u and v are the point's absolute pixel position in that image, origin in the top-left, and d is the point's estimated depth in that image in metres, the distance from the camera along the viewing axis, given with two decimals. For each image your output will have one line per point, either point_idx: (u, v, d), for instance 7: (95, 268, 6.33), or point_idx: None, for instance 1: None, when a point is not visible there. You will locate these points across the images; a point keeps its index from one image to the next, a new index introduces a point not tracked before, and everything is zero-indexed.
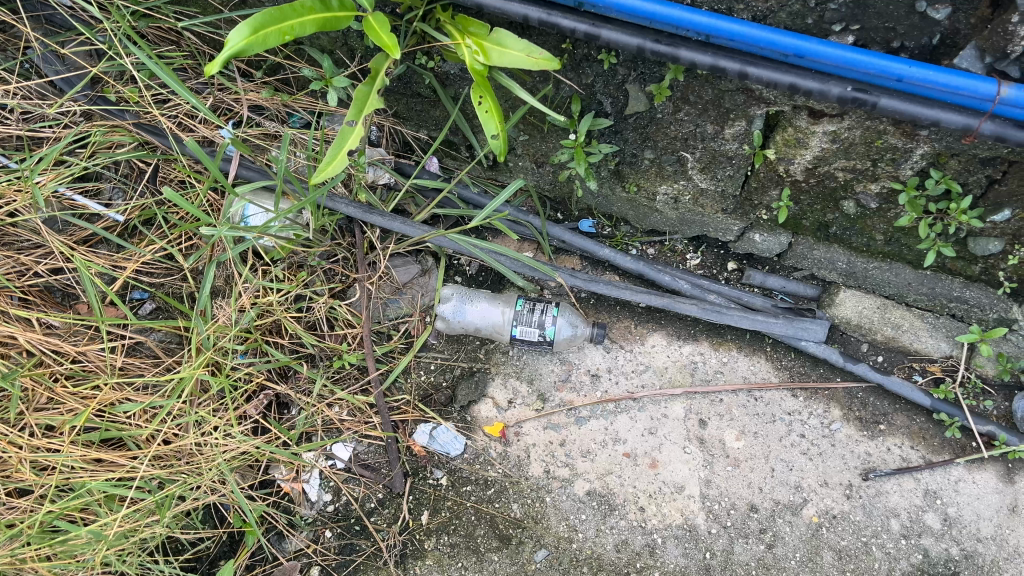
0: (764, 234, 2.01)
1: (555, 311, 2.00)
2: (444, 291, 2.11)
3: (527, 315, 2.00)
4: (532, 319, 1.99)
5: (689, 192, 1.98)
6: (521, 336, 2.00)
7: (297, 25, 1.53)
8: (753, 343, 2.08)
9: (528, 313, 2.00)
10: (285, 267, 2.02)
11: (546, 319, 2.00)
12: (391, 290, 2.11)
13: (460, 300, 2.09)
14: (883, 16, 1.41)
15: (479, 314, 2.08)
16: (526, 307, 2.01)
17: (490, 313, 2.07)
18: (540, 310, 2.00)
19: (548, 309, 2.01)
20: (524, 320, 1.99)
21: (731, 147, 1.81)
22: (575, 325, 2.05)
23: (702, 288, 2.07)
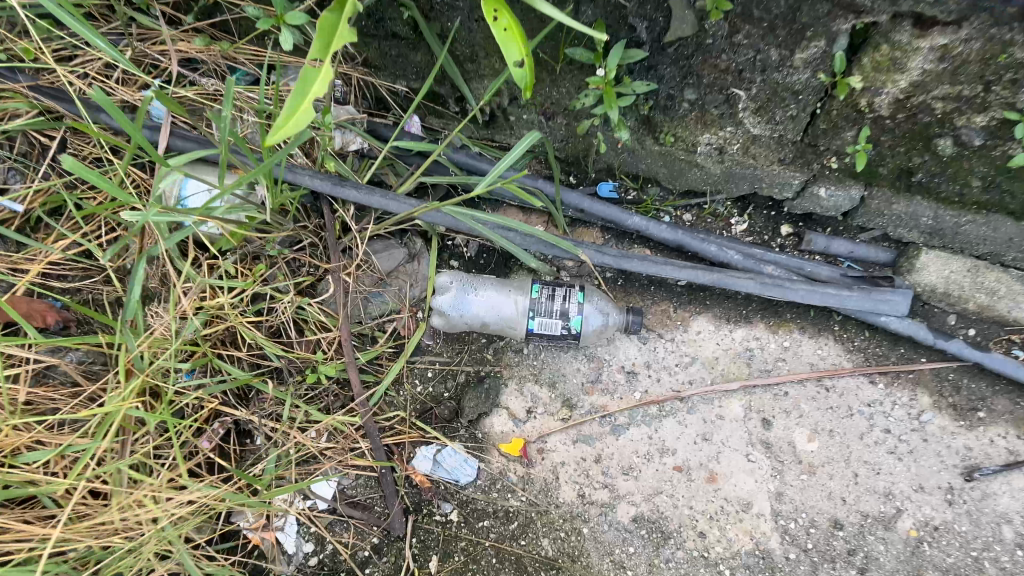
0: (831, 187, 1.64)
1: (581, 295, 1.61)
2: (440, 280, 1.69)
3: (548, 300, 1.59)
4: (554, 304, 1.59)
5: (739, 140, 1.61)
6: (540, 328, 1.60)
7: None
8: (818, 323, 1.70)
9: (549, 297, 1.60)
10: (237, 261, 1.60)
11: (572, 305, 1.60)
12: (372, 283, 1.69)
13: (463, 289, 1.67)
14: None
15: (487, 307, 1.66)
16: (546, 290, 1.60)
17: (502, 304, 1.66)
18: (562, 293, 1.61)
19: (572, 291, 1.61)
20: (543, 306, 1.59)
21: (800, 77, 1.44)
22: (598, 312, 1.65)
23: (756, 258, 1.69)
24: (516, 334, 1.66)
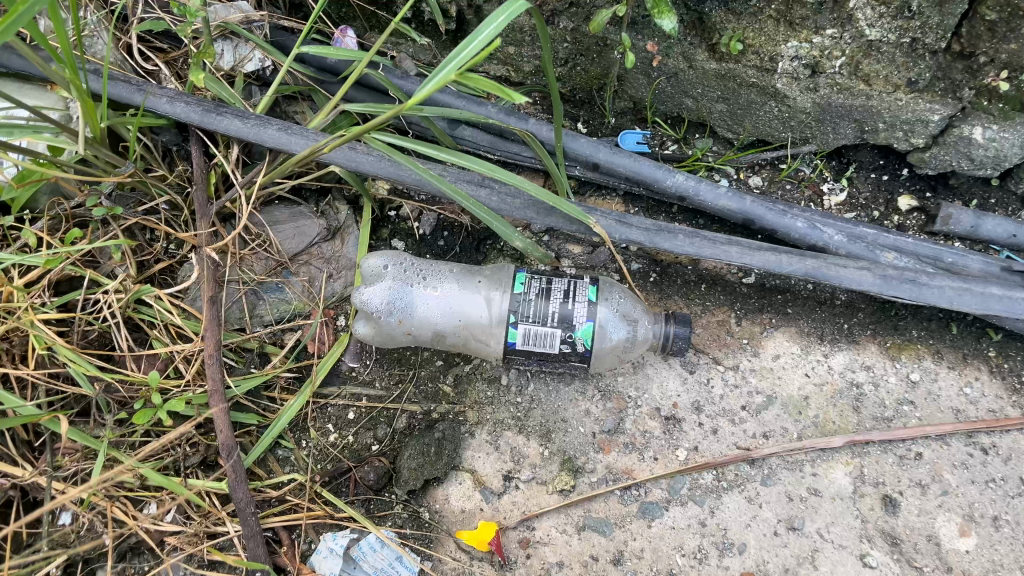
0: (992, 127, 1.03)
1: (596, 290, 1.00)
2: (369, 267, 1.08)
3: (541, 300, 0.98)
4: (550, 306, 0.98)
5: (845, 51, 1.01)
6: (530, 346, 0.99)
7: None
8: (962, 347, 1.09)
9: (540, 295, 0.99)
10: (45, 225, 1.00)
11: (582, 309, 0.98)
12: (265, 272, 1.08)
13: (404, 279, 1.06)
14: None
15: (441, 308, 1.04)
16: (535, 283, 0.99)
17: (467, 302, 1.03)
18: (563, 287, 0.99)
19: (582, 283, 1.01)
20: (531, 310, 0.98)
21: None
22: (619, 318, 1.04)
23: (869, 242, 1.08)
24: (487, 351, 1.03)
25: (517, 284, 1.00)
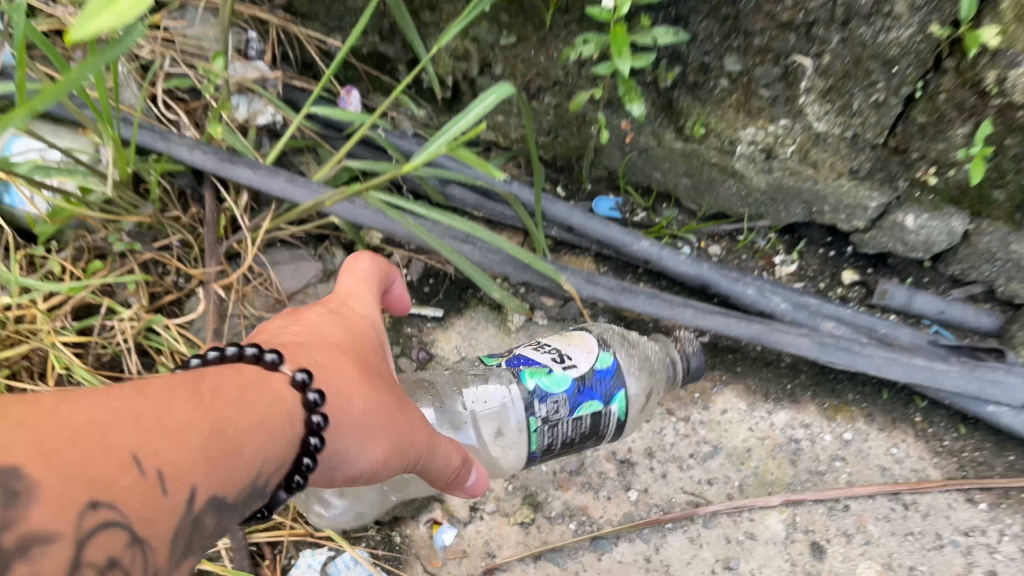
0: (923, 215, 1.15)
1: (617, 397, 0.97)
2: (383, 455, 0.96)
3: (566, 439, 0.96)
4: (574, 440, 0.97)
5: (795, 140, 1.14)
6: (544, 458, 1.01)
7: None
8: (892, 411, 1.21)
9: (561, 432, 0.95)
10: (69, 256, 1.11)
11: (610, 421, 0.98)
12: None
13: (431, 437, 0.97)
14: None
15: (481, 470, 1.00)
16: (549, 423, 0.94)
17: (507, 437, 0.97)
18: (579, 412, 0.94)
19: (599, 380, 0.96)
20: (553, 446, 0.96)
21: (900, 37, 0.97)
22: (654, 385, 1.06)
23: (813, 312, 1.20)
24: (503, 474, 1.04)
25: (532, 435, 0.94)
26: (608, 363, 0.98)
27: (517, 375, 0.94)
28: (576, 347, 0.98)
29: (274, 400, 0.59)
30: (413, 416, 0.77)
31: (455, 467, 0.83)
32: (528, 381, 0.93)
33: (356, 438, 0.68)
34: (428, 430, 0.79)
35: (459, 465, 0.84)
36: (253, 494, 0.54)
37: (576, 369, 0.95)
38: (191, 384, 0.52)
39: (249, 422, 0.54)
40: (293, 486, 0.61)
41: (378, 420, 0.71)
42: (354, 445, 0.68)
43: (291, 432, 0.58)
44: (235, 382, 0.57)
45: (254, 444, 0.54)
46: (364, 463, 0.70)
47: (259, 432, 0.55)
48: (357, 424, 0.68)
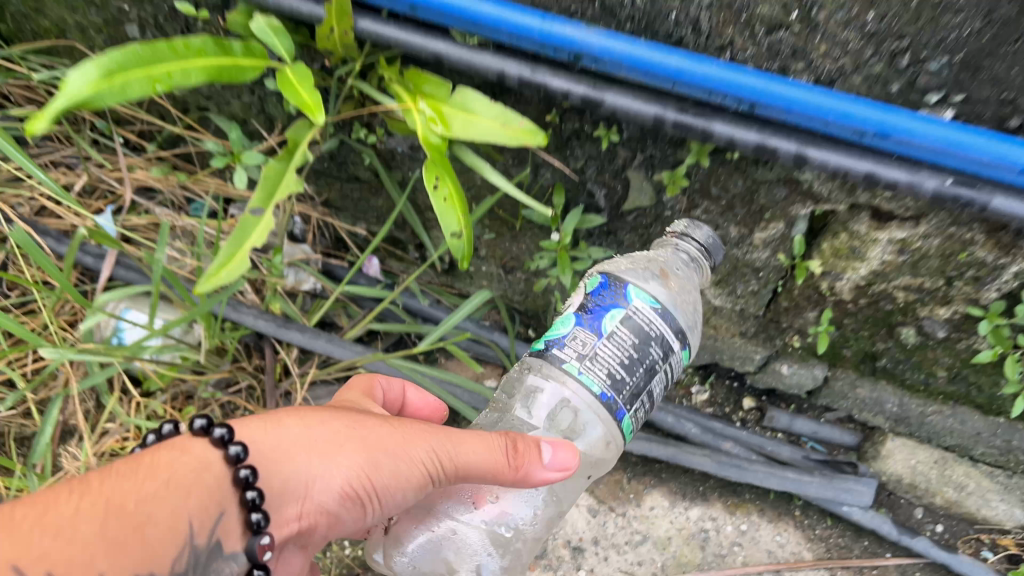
0: (794, 364, 1.58)
1: (630, 288, 1.08)
2: (465, 538, 1.10)
3: (613, 353, 1.03)
4: (627, 367, 1.03)
5: (699, 310, 1.56)
6: (632, 398, 1.04)
7: (177, 71, 1.06)
8: (778, 507, 1.61)
9: (605, 359, 1.03)
10: (167, 400, 1.53)
11: (648, 317, 1.05)
12: (465, 566, 1.10)
13: (511, 513, 1.14)
14: (1001, 83, 0.97)
15: (572, 493, 1.27)
16: (584, 354, 1.04)
17: (562, 422, 1.14)
18: (607, 328, 1.05)
19: (606, 291, 1.09)
20: (615, 375, 1.02)
21: (760, 256, 1.40)
22: (674, 280, 1.16)
23: (716, 433, 1.62)
24: (619, 437, 1.07)
25: (585, 376, 1.02)
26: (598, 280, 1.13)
27: (535, 352, 1.12)
28: (584, 301, 1.11)
29: (186, 468, 0.90)
30: (387, 429, 0.98)
31: (508, 459, 0.97)
32: (540, 348, 1.11)
33: (326, 465, 0.95)
34: (416, 433, 0.99)
35: (507, 449, 0.98)
36: (160, 534, 0.84)
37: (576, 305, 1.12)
38: (99, 479, 0.84)
39: (159, 492, 0.86)
40: (256, 522, 0.90)
41: (339, 443, 0.96)
42: (314, 466, 0.94)
43: (206, 483, 0.89)
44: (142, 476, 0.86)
45: (151, 505, 0.84)
46: (343, 475, 0.94)
47: (156, 492, 0.85)
48: (325, 450, 0.96)
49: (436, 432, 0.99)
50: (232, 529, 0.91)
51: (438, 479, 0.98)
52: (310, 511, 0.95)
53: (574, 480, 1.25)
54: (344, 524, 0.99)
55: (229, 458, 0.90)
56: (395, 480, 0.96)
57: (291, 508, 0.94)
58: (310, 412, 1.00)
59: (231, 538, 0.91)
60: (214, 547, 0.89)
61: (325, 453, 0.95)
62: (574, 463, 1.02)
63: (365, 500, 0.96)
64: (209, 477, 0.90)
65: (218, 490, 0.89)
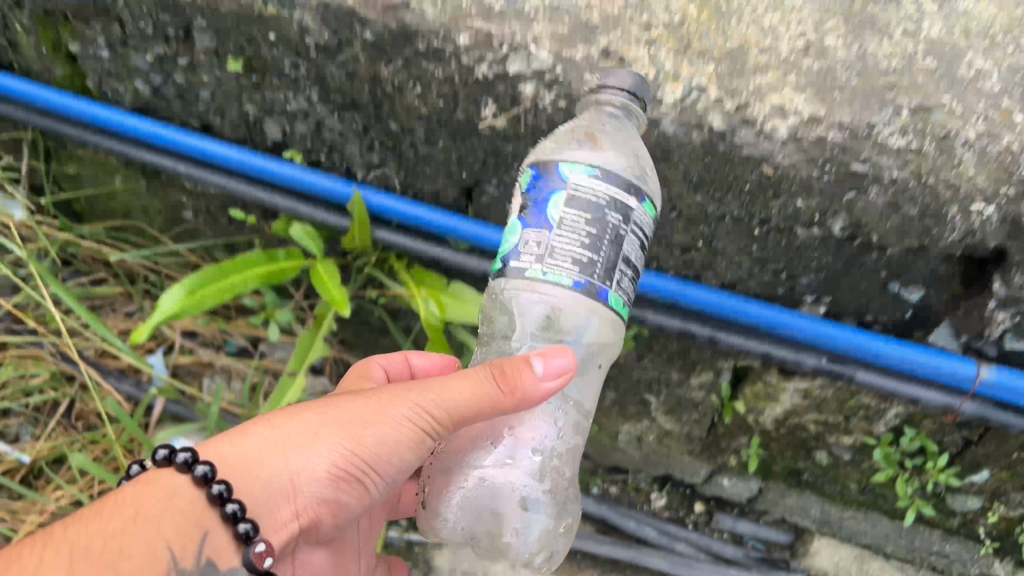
0: (733, 477, 1.90)
1: (559, 168, 0.97)
2: (495, 483, 1.07)
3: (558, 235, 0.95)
4: (589, 247, 0.94)
5: (653, 432, 1.87)
6: (609, 271, 0.95)
7: (240, 282, 1.41)
8: None
9: (564, 248, 0.94)
10: None
11: (593, 186, 0.95)
12: (511, 507, 1.09)
13: (534, 438, 1.11)
14: (856, 292, 1.31)
15: (591, 390, 1.20)
16: (542, 254, 0.95)
17: (559, 324, 1.11)
18: (553, 217, 0.95)
19: (542, 182, 0.98)
20: (582, 260, 0.94)
21: (697, 394, 1.73)
22: (605, 139, 1.04)
23: (670, 534, 1.93)
24: (615, 318, 0.99)
25: (552, 274, 0.94)
26: (532, 173, 1.00)
27: (495, 273, 1.02)
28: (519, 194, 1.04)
29: (154, 498, 0.91)
30: (360, 402, 0.98)
31: (495, 385, 0.92)
32: (499, 267, 1.01)
33: (303, 450, 0.96)
34: (391, 395, 0.97)
35: (492, 377, 0.92)
36: (137, 565, 0.84)
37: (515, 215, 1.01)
38: (63, 528, 0.85)
39: (128, 527, 0.86)
40: (245, 532, 0.91)
41: (314, 432, 0.97)
42: (292, 462, 0.95)
43: (183, 505, 0.91)
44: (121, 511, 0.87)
45: (118, 540, 0.84)
46: (325, 459, 0.95)
47: (123, 528, 0.85)
48: (295, 441, 0.96)
49: (416, 385, 0.96)
50: (223, 547, 0.92)
51: (431, 429, 0.95)
52: (305, 507, 0.97)
53: (587, 374, 1.19)
54: (346, 506, 1.01)
55: (197, 479, 0.91)
56: (384, 447, 0.96)
57: (285, 509, 0.96)
58: (276, 414, 1.00)
59: (224, 556, 0.92)
60: (206, 567, 0.91)
61: (301, 445, 0.96)
62: (570, 364, 0.93)
63: (356, 474, 0.98)
64: (182, 498, 0.91)
65: (195, 510, 0.91)
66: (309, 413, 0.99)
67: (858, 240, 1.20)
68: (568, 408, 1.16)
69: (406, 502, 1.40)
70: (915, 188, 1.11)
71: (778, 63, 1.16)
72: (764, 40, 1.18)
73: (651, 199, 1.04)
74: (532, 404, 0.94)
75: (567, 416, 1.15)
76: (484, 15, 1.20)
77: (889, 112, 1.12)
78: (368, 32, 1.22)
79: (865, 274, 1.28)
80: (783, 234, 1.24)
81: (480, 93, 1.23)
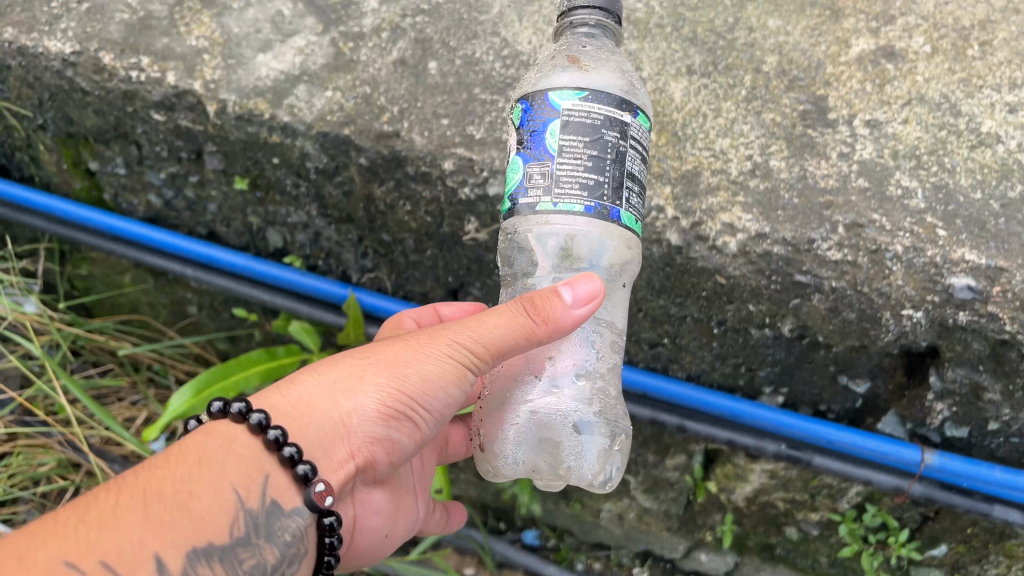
0: (710, 553, 1.96)
1: (548, 96, 1.02)
2: (544, 409, 1.15)
3: (560, 160, 1.01)
4: (593, 168, 1.01)
5: (634, 509, 1.93)
6: (617, 190, 1.02)
7: (241, 379, 1.57)
8: None
9: (570, 174, 1.00)
10: None
11: (586, 110, 1.01)
12: (563, 433, 1.16)
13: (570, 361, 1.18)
14: (808, 383, 1.44)
15: (620, 307, 1.25)
16: (549, 186, 1.01)
17: (576, 252, 1.20)
18: (554, 146, 1.01)
19: (533, 114, 1.04)
20: (588, 183, 1.00)
21: (672, 474, 1.83)
22: (587, 61, 1.12)
23: None
24: (630, 234, 1.06)
25: (563, 203, 1.00)
26: (521, 109, 1.06)
27: (506, 215, 1.08)
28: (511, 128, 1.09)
29: (215, 445, 1.00)
30: (400, 344, 1.06)
31: (529, 317, 1.00)
32: (508, 206, 1.06)
33: (352, 389, 1.04)
34: (430, 335, 1.05)
35: (525, 310, 1.00)
36: (206, 505, 0.95)
37: (514, 148, 1.07)
38: (134, 474, 0.94)
39: (192, 470, 0.96)
40: (305, 473, 1.01)
41: (358, 377, 1.04)
42: (343, 404, 1.04)
43: (242, 449, 1.00)
44: (188, 457, 0.97)
45: (187, 484, 0.94)
46: (373, 399, 1.03)
47: (191, 472, 0.95)
48: (343, 384, 1.04)
49: (454, 326, 1.04)
50: (285, 488, 1.02)
51: (472, 363, 1.03)
52: (359, 447, 1.06)
53: (613, 295, 1.25)
54: (399, 444, 1.09)
55: (254, 427, 1.00)
56: (428, 382, 1.04)
57: (341, 450, 1.05)
58: (321, 364, 1.08)
59: (287, 496, 1.02)
60: (270, 505, 1.00)
61: (349, 389, 1.04)
62: (598, 289, 1.03)
63: (404, 412, 1.05)
64: (241, 443, 1.01)
65: (255, 456, 1.01)
66: (353, 358, 1.07)
67: (806, 340, 1.35)
68: (601, 329, 1.23)
69: (456, 445, 1.46)
70: (852, 296, 1.26)
71: (727, 184, 1.31)
72: (714, 162, 1.33)
73: (644, 110, 1.10)
74: (564, 333, 1.03)
75: (600, 337, 1.22)
76: (467, 142, 1.34)
77: (825, 228, 1.27)
78: (362, 157, 1.38)
79: (816, 368, 1.40)
80: (739, 333, 1.39)
81: (464, 212, 1.38)
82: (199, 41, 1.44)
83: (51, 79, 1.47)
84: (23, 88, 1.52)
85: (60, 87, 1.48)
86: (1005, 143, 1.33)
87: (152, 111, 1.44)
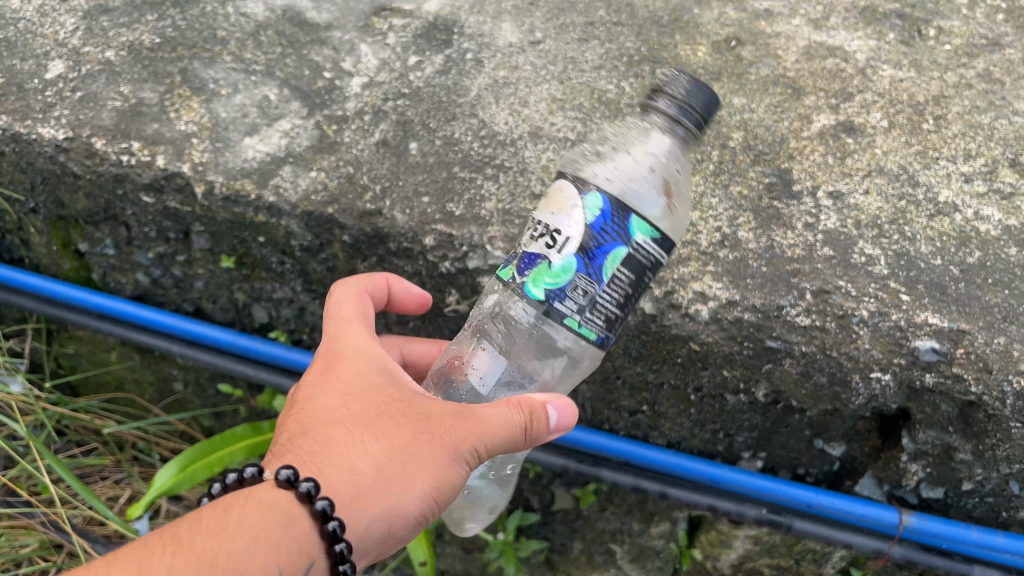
0: None
1: (633, 224, 1.07)
2: None
3: (606, 292, 1.08)
4: (622, 304, 1.10)
5: None
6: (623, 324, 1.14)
7: (227, 455, 1.58)
8: None
9: (603, 305, 1.09)
10: None
11: (648, 252, 1.09)
12: None
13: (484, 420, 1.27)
14: (786, 447, 1.47)
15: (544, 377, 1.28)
16: (586, 307, 1.08)
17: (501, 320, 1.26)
18: (609, 275, 1.07)
19: (610, 224, 1.07)
20: (612, 319, 1.10)
21: (657, 542, 1.83)
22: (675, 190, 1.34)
23: None
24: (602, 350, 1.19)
25: (586, 328, 1.09)
26: (596, 210, 1.07)
27: (529, 295, 1.11)
28: (568, 215, 1.10)
29: (267, 519, 0.95)
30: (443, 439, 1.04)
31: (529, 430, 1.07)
32: (540, 294, 1.09)
33: (400, 487, 1.01)
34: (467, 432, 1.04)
35: (527, 421, 1.06)
36: None
37: (567, 242, 1.09)
38: (183, 539, 0.89)
39: (247, 546, 0.90)
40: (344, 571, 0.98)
41: (408, 477, 1.01)
42: (392, 505, 1.01)
43: (296, 528, 0.96)
44: (242, 530, 0.92)
45: (242, 563, 0.89)
46: (419, 502, 1.02)
47: (246, 549, 0.90)
48: (394, 480, 1.01)
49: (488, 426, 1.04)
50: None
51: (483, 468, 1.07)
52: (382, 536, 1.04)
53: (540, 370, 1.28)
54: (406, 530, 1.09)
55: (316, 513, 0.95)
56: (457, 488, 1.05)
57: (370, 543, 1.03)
58: (360, 444, 1.02)
59: None
60: None
61: (397, 487, 1.01)
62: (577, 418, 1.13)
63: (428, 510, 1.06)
64: (294, 521, 0.96)
65: (307, 540, 0.96)
66: (396, 444, 1.02)
67: (780, 404, 1.39)
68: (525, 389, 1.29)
69: None
70: (822, 361, 1.30)
71: (698, 254, 1.35)
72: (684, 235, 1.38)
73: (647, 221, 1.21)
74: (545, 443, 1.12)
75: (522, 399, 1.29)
76: (447, 219, 1.39)
77: (793, 295, 1.31)
78: (345, 235, 1.42)
79: (792, 432, 1.44)
80: (715, 399, 1.42)
81: (445, 285, 1.42)
82: (188, 126, 1.50)
83: (44, 164, 1.53)
84: (16, 172, 1.58)
85: (52, 172, 1.54)
86: (961, 212, 1.39)
87: (142, 193, 1.49)
